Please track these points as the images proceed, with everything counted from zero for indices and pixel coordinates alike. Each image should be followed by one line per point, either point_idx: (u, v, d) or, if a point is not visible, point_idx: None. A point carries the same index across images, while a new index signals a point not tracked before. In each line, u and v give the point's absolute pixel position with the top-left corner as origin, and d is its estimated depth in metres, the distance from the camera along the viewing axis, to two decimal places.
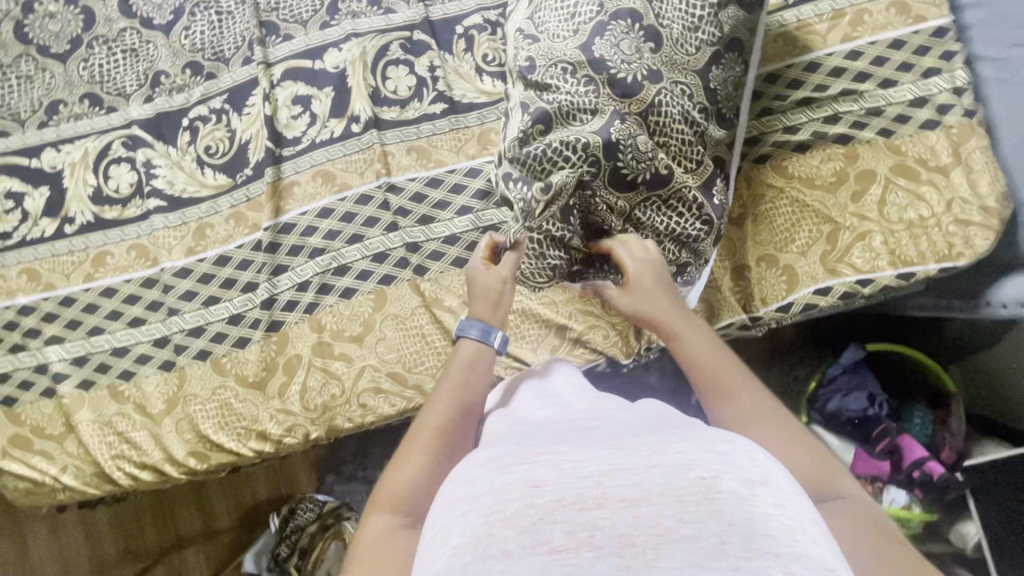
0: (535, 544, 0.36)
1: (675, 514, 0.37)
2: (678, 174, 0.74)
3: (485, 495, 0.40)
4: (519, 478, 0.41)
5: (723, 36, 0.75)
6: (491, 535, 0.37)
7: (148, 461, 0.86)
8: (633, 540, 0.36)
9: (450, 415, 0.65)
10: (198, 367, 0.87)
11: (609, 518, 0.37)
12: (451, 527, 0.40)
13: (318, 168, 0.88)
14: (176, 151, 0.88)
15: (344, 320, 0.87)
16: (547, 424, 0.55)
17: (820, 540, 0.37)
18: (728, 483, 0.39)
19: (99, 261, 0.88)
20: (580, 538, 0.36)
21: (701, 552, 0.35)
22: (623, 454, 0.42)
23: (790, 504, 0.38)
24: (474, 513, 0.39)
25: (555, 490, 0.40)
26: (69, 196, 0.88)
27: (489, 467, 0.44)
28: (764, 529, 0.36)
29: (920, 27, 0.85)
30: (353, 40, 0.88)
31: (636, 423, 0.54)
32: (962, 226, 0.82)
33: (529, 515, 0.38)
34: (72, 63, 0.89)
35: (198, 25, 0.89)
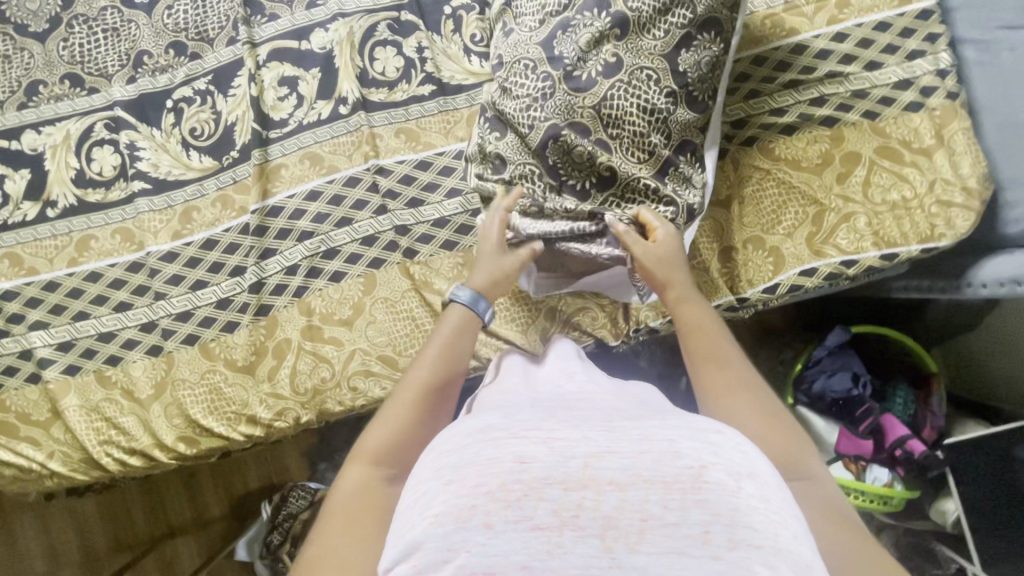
0: (517, 520, 0.35)
1: (661, 501, 0.36)
2: (628, 168, 0.74)
3: (470, 466, 0.38)
4: (506, 452, 0.38)
5: (696, 17, 0.74)
6: (475, 508, 0.36)
7: (137, 447, 0.86)
8: (616, 524, 0.35)
9: (433, 375, 0.66)
10: (186, 352, 0.86)
11: (594, 500, 0.36)
12: (433, 495, 0.38)
13: (305, 151, 0.87)
14: (160, 133, 0.87)
15: (333, 303, 0.87)
16: (531, 402, 0.52)
17: (798, 536, 0.36)
18: (717, 472, 0.37)
19: (83, 245, 0.87)
20: (563, 517, 0.35)
21: (684, 541, 0.34)
22: (614, 433, 0.40)
23: (776, 498, 0.37)
24: (459, 483, 0.37)
25: (542, 467, 0.37)
26: (51, 178, 0.86)
27: (474, 437, 0.40)
28: (748, 520, 0.35)
29: (905, 10, 0.86)
30: (340, 20, 0.87)
31: (621, 404, 0.51)
32: (944, 207, 0.84)
33: (514, 491, 0.36)
34: (51, 43, 0.87)
35: (181, 5, 0.87)
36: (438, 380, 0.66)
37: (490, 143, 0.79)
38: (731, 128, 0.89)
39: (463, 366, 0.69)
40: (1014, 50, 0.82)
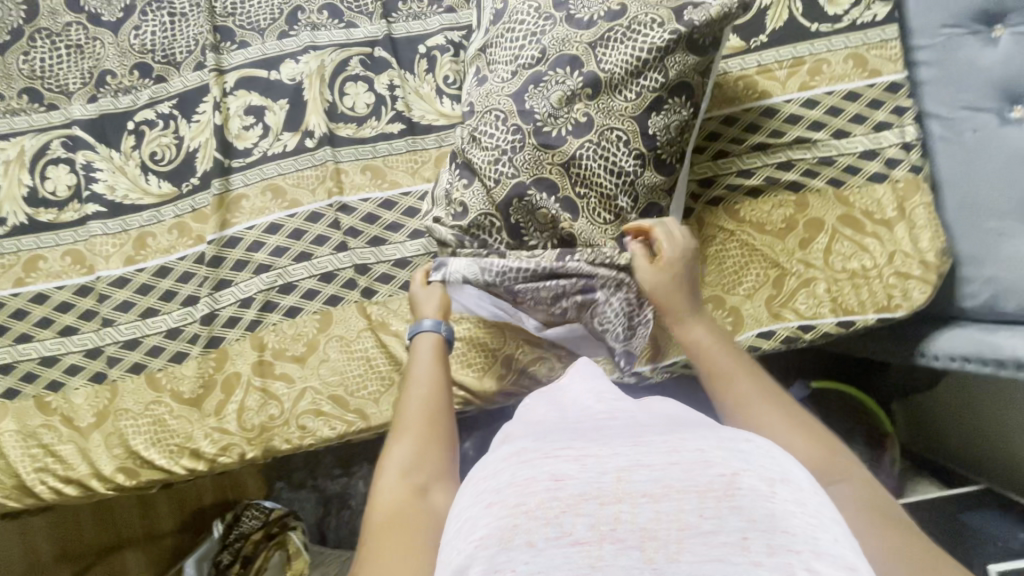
0: (556, 537, 0.34)
1: (697, 509, 0.35)
2: (592, 228, 0.75)
3: (508, 487, 0.37)
4: (542, 470, 0.38)
5: (668, 81, 0.73)
6: (513, 528, 0.35)
7: (73, 476, 0.83)
8: (655, 535, 0.34)
9: (431, 392, 0.66)
10: (131, 381, 0.84)
11: (630, 513, 0.35)
12: (475, 519, 0.37)
13: (268, 182, 0.86)
14: (119, 155, 0.85)
15: (287, 339, 0.85)
16: (561, 421, 0.51)
17: (840, 540, 0.35)
18: (747, 479, 0.36)
19: (31, 265, 0.84)
20: (602, 531, 0.34)
21: (723, 548, 0.33)
22: (643, 445, 0.39)
23: (813, 503, 0.36)
24: (499, 505, 0.37)
25: (577, 484, 0.37)
26: (2, 195, 0.84)
27: (510, 459, 0.40)
28: (786, 524, 0.34)
29: (875, 81, 0.86)
30: (312, 52, 0.86)
31: (650, 417, 0.49)
32: (901, 279, 0.84)
33: (552, 508, 0.35)
34: (11, 55, 0.84)
35: (149, 26, 0.86)
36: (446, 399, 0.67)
37: (456, 191, 0.78)
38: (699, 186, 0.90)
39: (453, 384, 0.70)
40: (976, 131, 0.82)
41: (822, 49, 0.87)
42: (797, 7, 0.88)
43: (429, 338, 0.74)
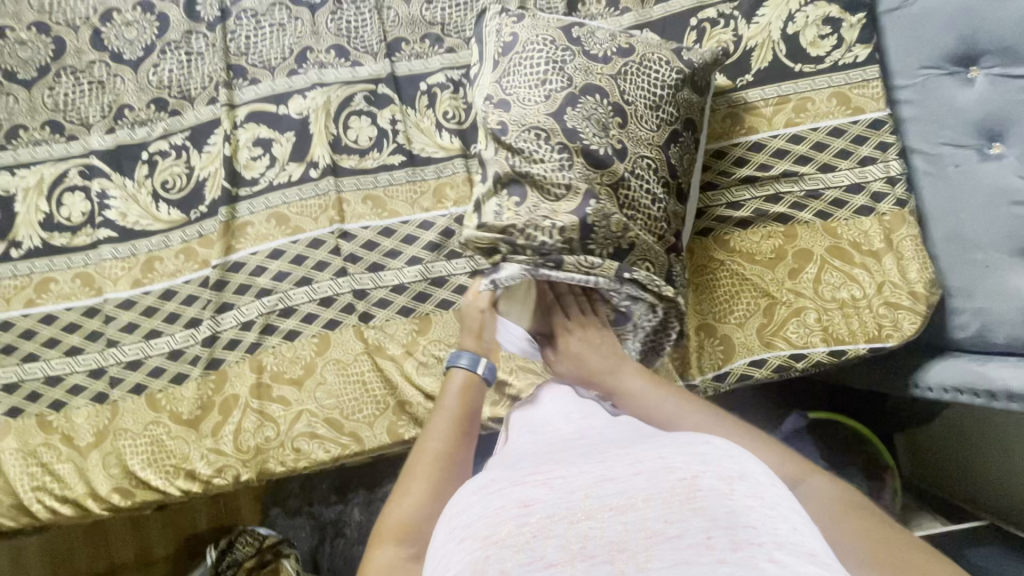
0: (530, 562, 0.38)
1: (660, 516, 0.40)
2: (647, 246, 0.76)
3: (479, 519, 0.43)
4: (511, 501, 0.44)
5: (680, 116, 0.80)
6: (487, 556, 0.39)
7: (70, 495, 0.84)
8: (624, 547, 0.38)
9: (447, 442, 0.65)
10: (132, 401, 0.86)
11: (598, 527, 0.40)
12: (452, 554, 0.42)
13: (273, 211, 0.89)
14: (132, 183, 0.89)
15: (285, 362, 0.87)
16: (539, 444, 0.59)
17: (799, 529, 0.39)
18: (706, 481, 0.42)
19: (42, 287, 0.87)
20: (572, 550, 0.39)
21: (689, 550, 0.37)
22: (607, 467, 0.46)
23: (769, 495, 0.41)
24: (471, 539, 0.42)
25: (545, 507, 0.43)
26: (19, 220, 0.87)
27: (483, 493, 0.46)
28: (746, 519, 0.38)
29: (859, 118, 0.89)
30: (319, 89, 0.91)
31: (616, 435, 0.57)
32: (891, 309, 0.85)
33: (522, 534, 0.40)
34: (37, 90, 0.90)
35: (167, 64, 0.91)
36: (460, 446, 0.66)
37: (510, 209, 0.74)
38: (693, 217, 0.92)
39: (473, 431, 0.69)
40: (958, 166, 0.84)
41: (808, 88, 0.91)
42: (781, 48, 0.91)
43: (464, 374, 0.74)
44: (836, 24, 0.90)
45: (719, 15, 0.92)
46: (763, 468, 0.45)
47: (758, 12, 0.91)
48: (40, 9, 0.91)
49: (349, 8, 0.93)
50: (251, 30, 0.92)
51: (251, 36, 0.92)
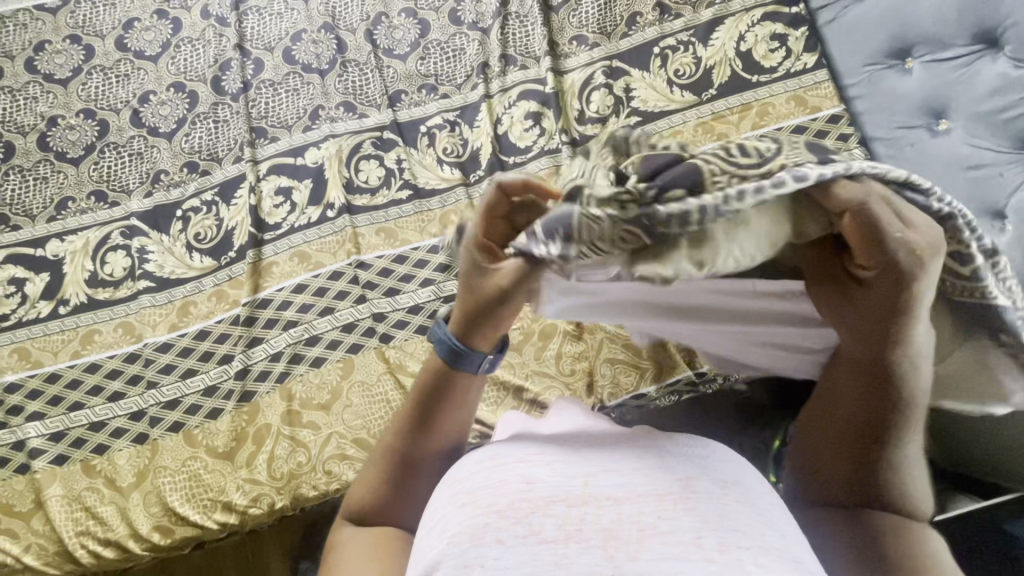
0: (526, 535, 0.42)
1: (655, 512, 0.43)
2: None
3: (482, 488, 0.46)
4: (516, 474, 0.46)
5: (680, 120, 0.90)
6: (489, 524, 0.43)
7: (112, 537, 0.87)
8: (616, 536, 0.41)
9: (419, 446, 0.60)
10: (171, 439, 0.90)
11: (594, 514, 0.43)
12: (451, 517, 0.45)
13: (295, 250, 0.98)
14: (168, 238, 0.98)
15: (313, 388, 0.92)
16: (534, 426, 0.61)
17: (787, 536, 0.43)
18: (703, 484, 0.45)
19: (87, 339, 0.94)
20: (568, 530, 0.42)
21: (680, 547, 0.40)
22: (611, 456, 0.48)
23: (759, 502, 0.45)
24: (472, 507, 0.45)
25: (546, 487, 0.45)
26: (67, 280, 0.96)
27: (487, 464, 0.48)
28: (736, 524, 0.42)
29: (818, 115, 0.99)
30: (331, 140, 1.02)
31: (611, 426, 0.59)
32: None
33: (522, 509, 0.43)
34: (84, 166, 1.01)
35: (198, 132, 1.03)
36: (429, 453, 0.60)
37: None
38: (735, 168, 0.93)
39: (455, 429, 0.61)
40: (914, 145, 0.91)
41: (766, 96, 1.01)
42: (737, 63, 1.03)
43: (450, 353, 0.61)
44: (781, 39, 1.03)
45: (678, 42, 1.05)
46: (759, 478, 0.49)
47: (712, 37, 1.04)
48: (88, 99, 1.05)
49: (354, 71, 1.06)
50: (270, 97, 1.05)
51: (270, 102, 1.04)
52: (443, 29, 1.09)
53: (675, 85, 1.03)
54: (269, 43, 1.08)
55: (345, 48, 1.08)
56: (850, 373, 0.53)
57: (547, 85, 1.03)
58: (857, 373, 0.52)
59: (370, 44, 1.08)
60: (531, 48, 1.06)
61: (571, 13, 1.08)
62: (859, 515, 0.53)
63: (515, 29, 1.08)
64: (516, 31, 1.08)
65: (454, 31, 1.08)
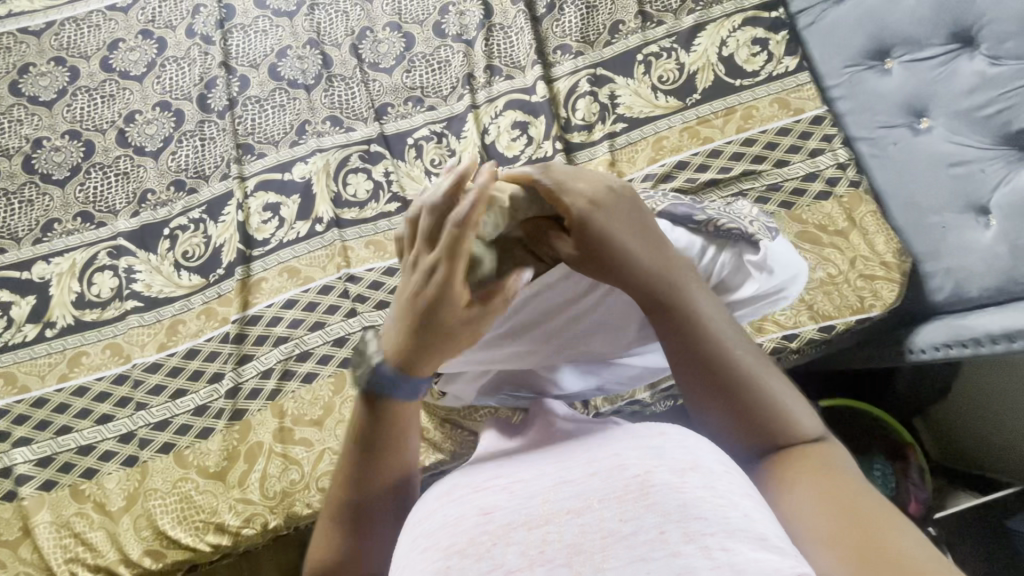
0: (489, 570, 0.39)
1: (616, 515, 0.40)
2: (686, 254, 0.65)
3: (441, 529, 0.43)
4: (471, 507, 0.44)
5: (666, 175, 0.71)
6: (449, 568, 0.39)
7: (102, 563, 0.85)
8: (581, 549, 0.39)
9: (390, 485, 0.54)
10: (161, 460, 0.89)
11: (557, 531, 0.40)
12: (414, 564, 0.42)
13: (284, 265, 0.97)
14: (156, 257, 0.98)
15: (305, 404, 0.91)
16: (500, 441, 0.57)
17: (752, 515, 0.40)
18: (660, 476, 0.42)
19: (74, 361, 0.93)
20: (532, 556, 0.39)
21: (645, 547, 0.38)
22: (567, 465, 0.46)
23: (722, 485, 0.42)
24: (434, 548, 0.41)
25: (504, 514, 0.42)
26: (54, 302, 0.95)
27: (443, 500, 0.46)
28: (697, 511, 0.39)
29: (800, 117, 1.00)
30: (318, 154, 1.02)
31: (578, 426, 0.56)
32: (868, 280, 0.90)
33: (481, 543, 0.40)
34: (70, 187, 1.01)
35: (184, 150, 1.03)
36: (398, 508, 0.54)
37: None
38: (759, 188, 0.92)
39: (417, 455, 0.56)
40: (897, 143, 0.93)
41: (750, 99, 1.02)
42: (720, 68, 1.04)
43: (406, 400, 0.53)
44: (763, 43, 1.04)
45: (661, 49, 1.06)
46: (719, 454, 0.45)
47: (695, 43, 1.05)
48: (73, 120, 1.04)
49: (340, 85, 1.07)
50: (257, 114, 1.05)
51: (256, 119, 1.04)
52: (427, 42, 1.09)
53: (659, 91, 1.04)
54: (254, 60, 1.08)
55: (331, 63, 1.08)
56: (687, 347, 0.52)
57: (533, 94, 1.04)
58: (690, 339, 0.52)
59: (356, 58, 1.08)
60: (516, 58, 1.07)
61: (555, 23, 1.09)
62: (805, 455, 0.49)
63: (500, 40, 1.09)
64: (500, 42, 1.09)
65: (439, 43, 1.09)
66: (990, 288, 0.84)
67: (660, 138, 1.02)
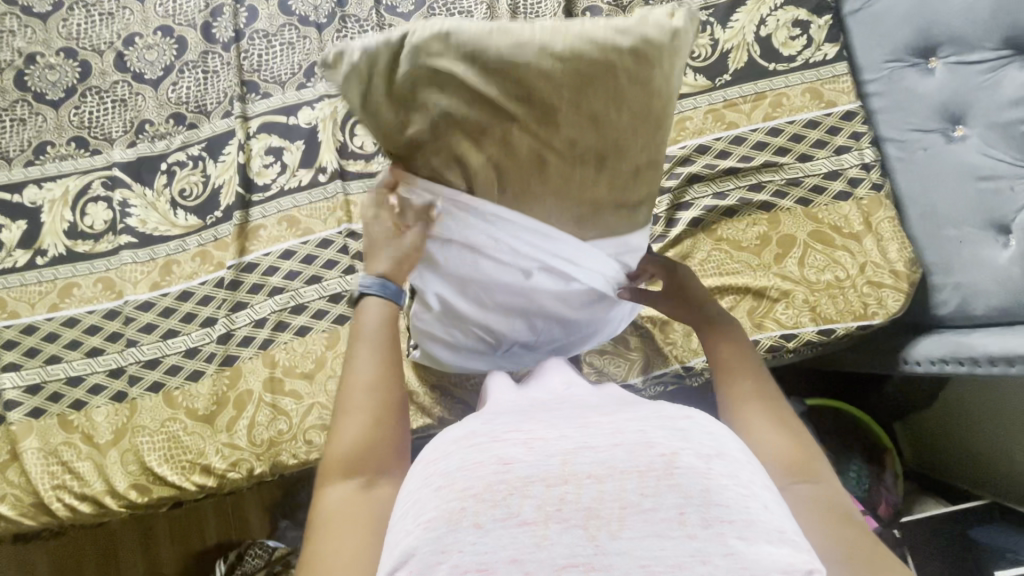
0: (504, 518, 0.38)
1: (637, 488, 0.39)
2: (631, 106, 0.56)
3: (457, 470, 0.42)
4: (490, 455, 0.42)
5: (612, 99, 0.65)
6: (465, 510, 0.39)
7: (89, 492, 0.86)
8: (598, 513, 0.38)
9: (375, 385, 0.56)
10: (149, 399, 0.89)
11: (575, 493, 0.39)
12: (425, 501, 0.41)
13: (284, 214, 0.95)
14: (152, 192, 0.95)
15: (297, 357, 0.91)
16: (516, 403, 0.57)
17: (769, 506, 0.41)
18: (685, 458, 0.41)
19: (65, 292, 0.92)
20: (548, 511, 0.38)
21: (662, 523, 0.37)
22: (590, 431, 0.44)
23: (745, 475, 0.42)
24: (449, 489, 0.41)
25: (525, 467, 0.41)
26: (45, 229, 0.93)
27: (460, 442, 0.44)
28: (721, 497, 0.39)
29: (832, 110, 0.96)
30: (326, 100, 0.98)
31: (598, 402, 0.56)
32: (874, 287, 0.90)
33: (499, 491, 0.39)
34: (64, 109, 0.96)
35: (185, 81, 0.98)
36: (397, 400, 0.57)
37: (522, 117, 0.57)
38: (774, 202, 0.95)
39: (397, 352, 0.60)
40: (927, 150, 0.90)
41: (782, 86, 0.98)
42: (755, 48, 0.99)
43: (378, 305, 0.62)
44: (804, 26, 0.98)
45: (696, 22, 1.00)
46: (741, 445, 0.45)
47: (732, 18, 0.99)
48: (68, 37, 0.98)
49: (353, 27, 1.01)
50: (264, 49, 0.99)
51: (263, 54, 0.99)
52: None
53: (688, 67, 0.99)
54: None
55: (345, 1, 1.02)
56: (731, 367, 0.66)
57: None
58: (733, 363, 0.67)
59: None
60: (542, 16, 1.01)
61: None
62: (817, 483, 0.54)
63: None
64: None
65: None
66: (996, 309, 0.83)
67: (683, 119, 0.98)
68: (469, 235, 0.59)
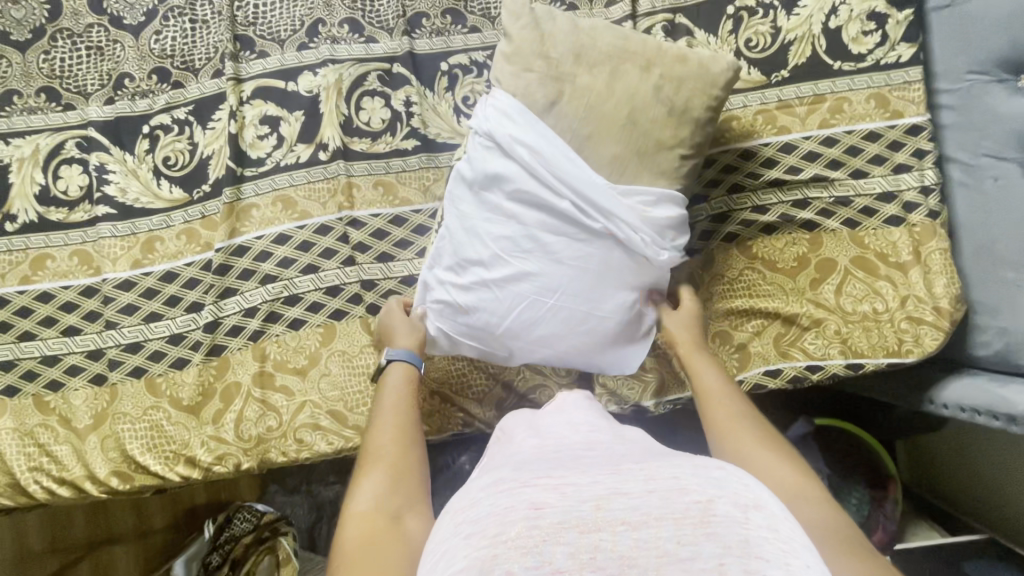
0: (537, 567, 0.32)
1: (674, 536, 0.34)
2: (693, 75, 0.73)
3: (488, 516, 0.36)
4: (521, 500, 0.37)
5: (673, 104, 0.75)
6: (495, 556, 0.33)
7: (67, 477, 0.82)
8: (636, 563, 0.32)
9: (398, 441, 0.62)
10: (131, 385, 0.84)
11: (610, 541, 0.34)
12: (453, 550, 0.35)
13: (279, 193, 0.86)
14: (132, 158, 0.85)
15: (289, 351, 0.85)
16: (542, 451, 0.50)
17: (814, 564, 0.34)
18: (722, 507, 0.35)
19: (38, 263, 0.84)
20: (582, 561, 0.33)
21: None
22: (621, 477, 0.39)
23: (786, 527, 0.35)
24: (479, 535, 0.35)
25: (558, 512, 0.36)
26: (14, 192, 0.84)
27: (490, 489, 0.40)
28: (760, 550, 0.33)
29: (897, 122, 0.85)
30: (331, 65, 0.86)
31: (628, 448, 0.48)
32: (914, 324, 0.82)
33: (531, 537, 0.34)
34: (32, 54, 0.84)
35: (170, 31, 0.86)
36: (419, 455, 0.62)
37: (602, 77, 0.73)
38: (819, 222, 0.87)
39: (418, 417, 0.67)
40: (998, 179, 0.80)
41: (844, 89, 0.87)
42: (821, 42, 0.87)
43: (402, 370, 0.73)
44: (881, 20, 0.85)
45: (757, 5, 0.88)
46: None
47: (799, 3, 0.87)
48: None
49: None
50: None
51: (261, 5, 0.86)
52: None
53: (743, 58, 0.88)
54: None
55: None
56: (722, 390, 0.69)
57: None
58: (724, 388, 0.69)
59: None
60: None
61: None
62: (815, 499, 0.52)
63: None
64: None
65: None
66: None
67: (729, 118, 0.88)
68: (553, 172, 0.70)
